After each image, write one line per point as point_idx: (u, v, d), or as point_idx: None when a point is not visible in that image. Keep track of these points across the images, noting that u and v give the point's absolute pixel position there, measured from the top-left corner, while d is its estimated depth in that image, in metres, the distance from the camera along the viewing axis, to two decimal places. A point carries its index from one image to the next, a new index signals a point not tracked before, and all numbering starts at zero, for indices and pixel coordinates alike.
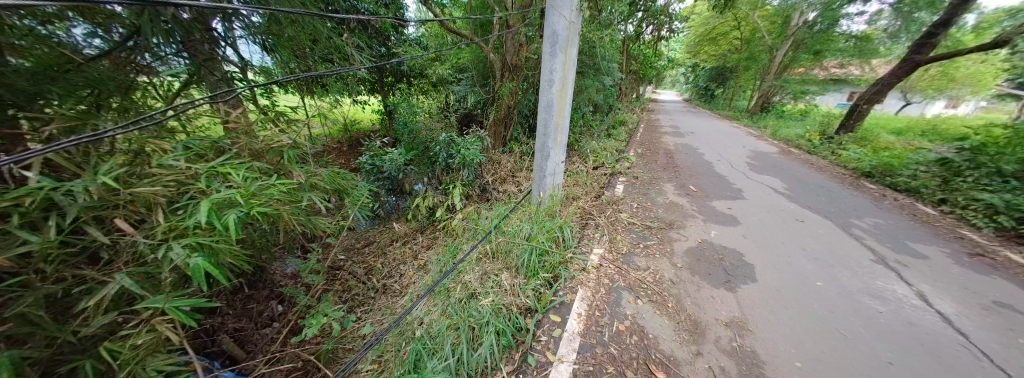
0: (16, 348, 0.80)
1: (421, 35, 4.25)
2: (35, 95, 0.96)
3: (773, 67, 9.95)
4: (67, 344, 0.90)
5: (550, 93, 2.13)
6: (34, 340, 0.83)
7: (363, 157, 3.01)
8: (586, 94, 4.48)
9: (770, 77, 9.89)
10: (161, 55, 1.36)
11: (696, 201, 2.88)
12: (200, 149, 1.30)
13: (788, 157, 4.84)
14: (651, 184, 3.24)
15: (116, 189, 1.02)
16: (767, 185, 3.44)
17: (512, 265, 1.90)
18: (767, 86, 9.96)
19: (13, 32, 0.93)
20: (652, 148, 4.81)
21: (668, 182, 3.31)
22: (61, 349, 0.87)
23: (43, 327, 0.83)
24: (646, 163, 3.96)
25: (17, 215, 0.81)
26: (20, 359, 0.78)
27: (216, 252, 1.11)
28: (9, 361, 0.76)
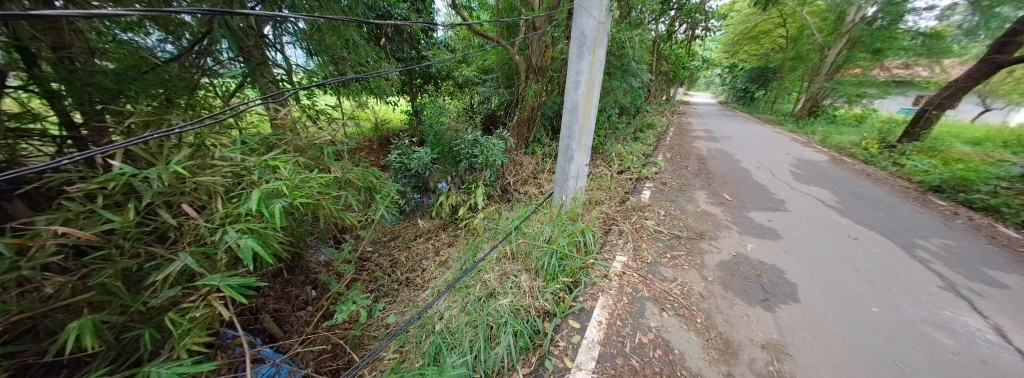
0: (97, 313, 0.92)
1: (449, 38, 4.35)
2: (118, 93, 1.09)
3: (824, 67, 9.08)
4: (138, 313, 1.00)
5: (576, 95, 2.10)
6: (111, 307, 0.94)
7: (392, 156, 3.09)
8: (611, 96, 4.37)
9: (819, 78, 9.13)
10: (221, 60, 1.48)
11: (730, 211, 2.71)
12: (253, 144, 1.42)
13: (838, 166, 4.41)
14: (681, 190, 3.09)
15: (183, 177, 1.14)
16: (812, 196, 3.16)
17: (532, 267, 1.90)
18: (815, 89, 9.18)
19: (97, 38, 1.09)
20: (682, 153, 4.59)
21: (700, 190, 3.14)
22: (133, 316, 0.99)
23: (119, 297, 0.93)
24: (675, 168, 3.79)
25: (101, 197, 0.95)
26: (100, 323, 0.90)
27: (262, 237, 1.19)
28: (91, 324, 0.88)
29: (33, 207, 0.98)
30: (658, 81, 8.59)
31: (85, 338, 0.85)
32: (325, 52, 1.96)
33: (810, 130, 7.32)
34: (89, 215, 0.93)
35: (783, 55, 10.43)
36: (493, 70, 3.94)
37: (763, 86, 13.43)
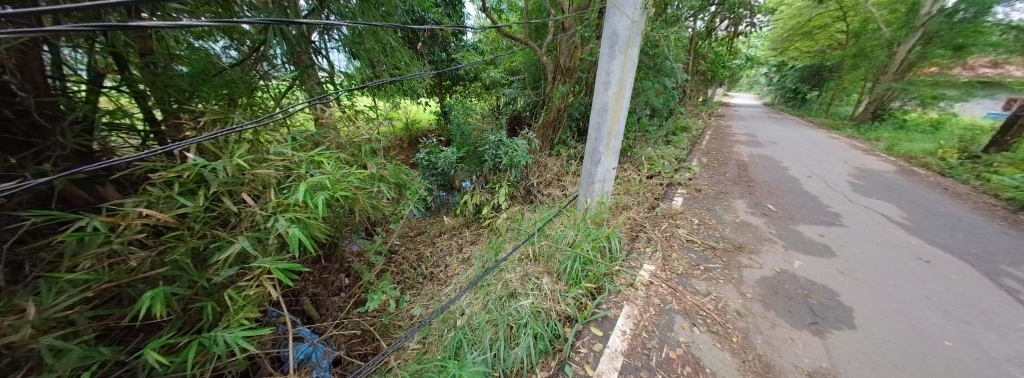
0: (170, 285, 1.10)
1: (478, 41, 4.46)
2: (191, 94, 1.30)
3: (893, 64, 7.82)
4: (202, 288, 1.17)
5: (606, 96, 2.05)
6: (181, 281, 1.11)
7: (421, 154, 3.23)
8: (642, 95, 4.17)
9: (887, 77, 7.90)
10: (275, 64, 1.68)
11: (774, 223, 2.45)
12: (302, 141, 1.58)
13: (910, 177, 3.81)
14: (718, 198, 2.86)
15: (244, 170, 1.31)
16: (876, 210, 2.76)
17: (554, 270, 1.89)
18: (881, 90, 7.93)
19: (178, 45, 1.29)
20: (721, 158, 4.25)
21: (739, 199, 2.89)
22: (199, 291, 1.16)
23: (186, 273, 1.11)
24: (712, 175, 3.51)
25: (178, 184, 1.14)
26: (169, 295, 1.07)
27: (307, 225, 1.33)
28: (162, 296, 1.05)
29: (121, 190, 1.23)
30: (693, 81, 8.03)
31: (156, 307, 1.01)
32: (364, 56, 2.11)
33: (879, 136, 6.41)
34: (167, 198, 1.12)
35: (844, 50, 9.17)
36: (519, 70, 3.95)
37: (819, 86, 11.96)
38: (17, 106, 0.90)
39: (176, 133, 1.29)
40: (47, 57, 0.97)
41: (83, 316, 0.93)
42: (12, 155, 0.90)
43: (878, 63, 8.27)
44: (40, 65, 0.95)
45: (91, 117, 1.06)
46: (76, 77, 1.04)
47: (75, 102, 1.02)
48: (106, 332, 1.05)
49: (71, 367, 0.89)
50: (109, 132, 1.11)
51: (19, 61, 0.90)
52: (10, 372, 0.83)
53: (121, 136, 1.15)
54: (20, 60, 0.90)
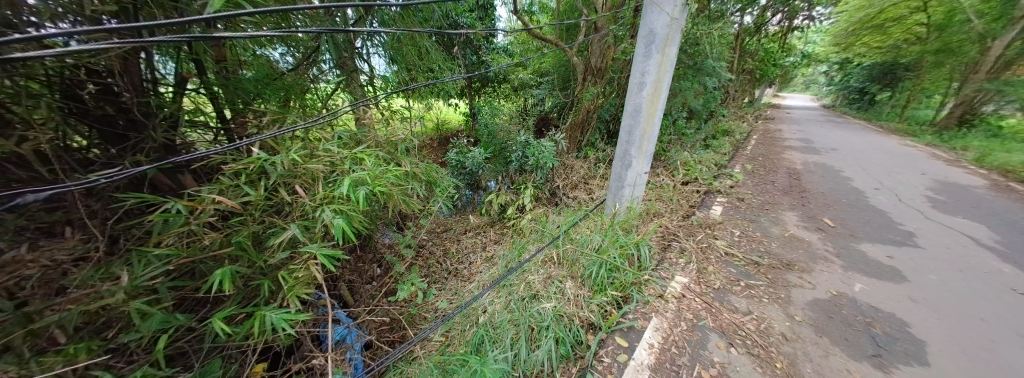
0: (234, 264, 1.26)
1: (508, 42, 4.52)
2: (257, 96, 1.51)
3: (988, 62, 6.46)
4: (259, 268, 1.32)
5: (640, 97, 1.97)
6: (242, 260, 1.28)
7: (450, 153, 3.35)
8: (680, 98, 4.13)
9: (978, 76, 6.57)
10: (324, 68, 1.84)
11: (831, 239, 2.18)
12: (346, 139, 1.73)
13: (1016, 193, 3.19)
14: (764, 209, 2.61)
15: (297, 164, 1.46)
16: (963, 231, 2.35)
17: (577, 274, 1.86)
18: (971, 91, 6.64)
19: (244, 54, 1.46)
20: (770, 164, 3.87)
21: (790, 210, 2.60)
22: (256, 270, 1.31)
23: (246, 253, 1.27)
24: (759, 182, 3.21)
25: (243, 175, 1.32)
26: (234, 272, 1.23)
27: (348, 216, 1.46)
28: (228, 273, 1.20)
29: (198, 179, 1.45)
30: (735, 81, 7.40)
31: (222, 282, 1.17)
32: (401, 60, 2.21)
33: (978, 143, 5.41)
34: (233, 188, 1.31)
35: (924, 45, 7.78)
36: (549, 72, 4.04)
37: (882, 90, 10.33)
38: (119, 103, 1.10)
39: (237, 128, 1.50)
40: (144, 64, 1.16)
41: (164, 286, 1.11)
42: (114, 146, 1.13)
43: (969, 60, 6.85)
44: (137, 69, 1.13)
45: (174, 114, 1.26)
46: (165, 79, 1.22)
47: (162, 100, 1.21)
48: (182, 301, 1.24)
49: (152, 329, 1.06)
50: (188, 128, 1.31)
51: (121, 64, 1.07)
52: (105, 329, 1.04)
53: (198, 133, 1.37)
54: (123, 64, 1.08)
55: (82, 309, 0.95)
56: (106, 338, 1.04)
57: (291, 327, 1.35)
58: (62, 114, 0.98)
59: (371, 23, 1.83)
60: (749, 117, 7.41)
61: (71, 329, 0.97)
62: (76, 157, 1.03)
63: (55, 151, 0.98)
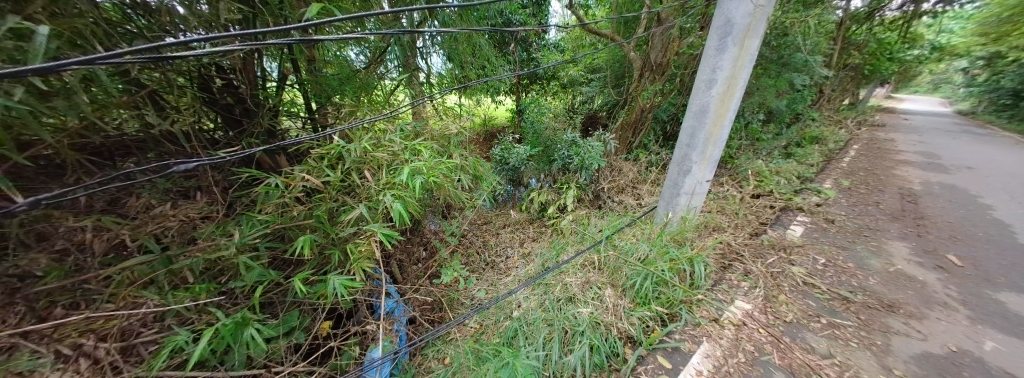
0: (314, 233, 1.49)
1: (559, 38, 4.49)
2: (338, 92, 1.75)
3: None
4: (330, 240, 1.53)
5: (708, 96, 1.75)
6: (319, 231, 1.51)
7: (495, 149, 3.43)
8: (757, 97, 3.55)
9: None
10: (389, 67, 1.97)
11: (957, 283, 1.70)
12: (407, 131, 1.90)
13: None
14: (866, 235, 2.13)
15: (367, 152, 1.65)
16: None
17: (618, 283, 1.77)
18: None
19: (327, 53, 1.66)
20: (882, 181, 3.14)
21: (899, 240, 2.09)
22: (328, 241, 1.53)
23: (322, 225, 1.49)
24: (860, 201, 2.64)
25: (325, 159, 1.56)
26: (313, 240, 1.45)
27: (405, 201, 1.61)
28: (309, 241, 1.43)
29: (291, 160, 1.75)
30: (831, 78, 6.19)
31: (303, 247, 1.39)
32: (457, 58, 2.24)
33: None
34: (317, 169, 1.57)
35: None
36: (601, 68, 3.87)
37: None
38: (237, 94, 1.47)
39: (320, 118, 1.79)
40: (257, 65, 1.48)
41: (262, 245, 1.39)
42: (231, 129, 1.53)
43: None
44: (252, 69, 1.45)
45: (276, 105, 1.60)
46: (270, 76, 1.54)
47: (268, 93, 1.54)
48: (274, 259, 1.53)
49: (252, 280, 1.32)
50: (285, 117, 1.67)
51: (241, 65, 1.40)
52: (220, 276, 1.33)
53: (290, 121, 1.71)
54: (243, 65, 1.41)
55: (204, 257, 1.24)
56: (220, 283, 1.32)
57: (352, 294, 1.53)
58: (200, 101, 1.35)
59: (433, 24, 1.92)
60: (851, 122, 6.10)
61: (198, 271, 1.27)
62: (206, 136, 1.42)
63: (194, 130, 1.36)
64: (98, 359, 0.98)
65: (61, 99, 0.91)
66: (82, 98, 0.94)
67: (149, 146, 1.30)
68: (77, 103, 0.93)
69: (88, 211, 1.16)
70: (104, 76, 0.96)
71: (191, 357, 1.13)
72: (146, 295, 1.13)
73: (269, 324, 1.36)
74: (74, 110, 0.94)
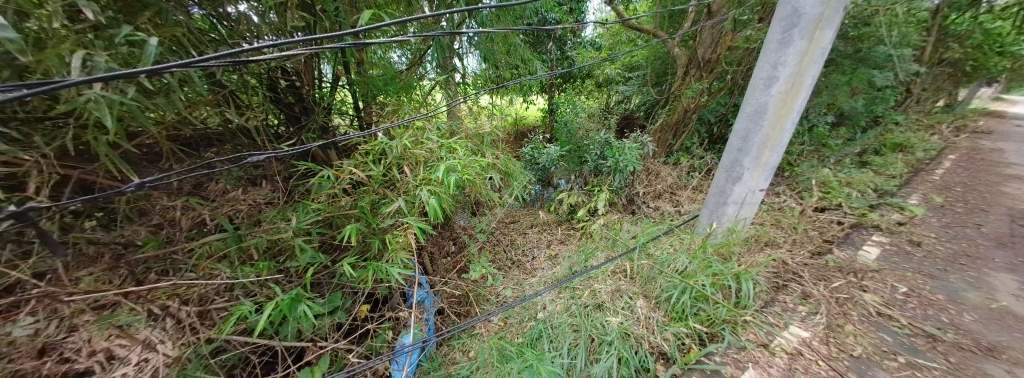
0: (358, 222, 1.62)
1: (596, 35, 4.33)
2: (383, 92, 1.87)
3: None
4: (370, 230, 1.64)
5: (767, 95, 1.57)
6: (361, 220, 1.63)
7: (526, 149, 3.43)
8: (825, 96, 3.27)
9: None
10: (427, 66, 2.02)
11: None
12: (444, 130, 1.98)
13: None
14: (972, 263, 1.76)
15: (408, 149, 1.75)
16: None
17: (652, 295, 1.67)
18: None
19: (374, 56, 1.79)
20: (999, 199, 2.57)
21: (1019, 272, 1.70)
22: (369, 231, 1.64)
23: (364, 216, 1.61)
24: (965, 221, 2.19)
25: (371, 155, 1.68)
26: (360, 228, 1.58)
27: (440, 197, 1.68)
28: (355, 230, 1.55)
29: (340, 155, 1.91)
30: (925, 75, 5.26)
31: (348, 235, 1.51)
32: (492, 58, 2.27)
33: None
34: (364, 163, 1.70)
35: None
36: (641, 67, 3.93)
37: None
38: (298, 94, 1.65)
39: (366, 116, 1.92)
40: (316, 68, 1.64)
41: (314, 230, 1.55)
42: (292, 125, 1.72)
43: None
44: (312, 71, 1.62)
45: (329, 104, 1.76)
46: (325, 78, 1.70)
47: (323, 93, 1.70)
48: (323, 244, 1.68)
49: (305, 262, 1.46)
50: (337, 115, 1.83)
51: (303, 68, 1.56)
52: (278, 255, 1.51)
53: (341, 118, 1.87)
54: (304, 68, 1.58)
55: (267, 237, 1.42)
56: (278, 261, 1.49)
57: (388, 281, 1.63)
58: (268, 100, 1.54)
59: (471, 24, 1.95)
60: (951, 126, 5.12)
61: (262, 249, 1.45)
62: (271, 130, 1.62)
63: (261, 126, 1.56)
64: (179, 320, 1.16)
65: (161, 96, 1.09)
66: (177, 96, 1.13)
67: (227, 138, 1.50)
68: (172, 100, 1.12)
69: (180, 192, 1.40)
70: (196, 78, 1.14)
71: (253, 324, 1.30)
72: (220, 268, 1.31)
73: (317, 302, 1.49)
74: (171, 105, 1.13)
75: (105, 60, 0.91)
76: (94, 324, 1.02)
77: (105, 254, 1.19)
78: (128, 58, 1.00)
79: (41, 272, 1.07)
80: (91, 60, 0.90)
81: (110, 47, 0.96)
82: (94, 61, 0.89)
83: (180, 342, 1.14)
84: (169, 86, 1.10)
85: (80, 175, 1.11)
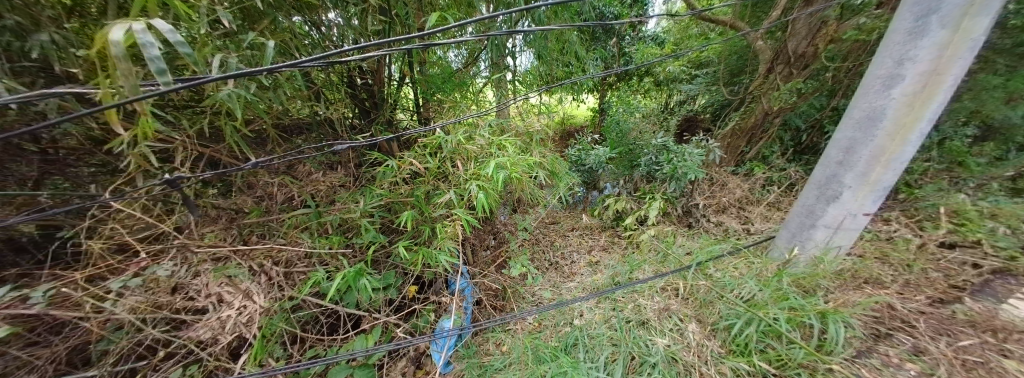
0: (415, 210, 1.76)
1: (660, 30, 4.14)
2: (442, 90, 1.99)
3: None
4: (422, 218, 1.76)
5: (885, 98, 1.25)
6: (415, 208, 1.77)
7: (573, 149, 3.32)
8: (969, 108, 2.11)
9: None
10: (481, 63, 2.08)
11: None
12: (495, 127, 2.02)
13: None
14: None
15: (462, 145, 1.83)
16: None
17: (706, 321, 1.50)
18: None
19: (435, 55, 1.92)
20: None
21: None
22: (420, 218, 1.76)
23: (417, 204, 1.74)
24: None
25: (429, 148, 1.81)
26: (416, 215, 1.72)
27: (487, 193, 1.73)
28: (411, 216, 1.68)
29: (403, 147, 2.10)
30: None
31: (405, 220, 1.65)
32: (545, 56, 2.23)
33: None
34: (422, 156, 1.84)
35: None
36: (713, 62, 3.52)
37: None
38: (370, 91, 1.86)
39: (425, 112, 2.07)
40: (388, 67, 1.82)
41: (377, 212, 1.73)
42: (364, 118, 1.94)
43: None
44: (383, 70, 1.80)
45: (395, 100, 1.94)
46: (393, 76, 1.88)
47: (392, 90, 1.89)
48: (383, 226, 1.86)
49: (368, 240, 1.63)
50: (401, 110, 2.01)
51: (376, 67, 1.76)
52: (347, 231, 1.72)
53: (405, 114, 2.05)
54: (377, 68, 1.77)
55: (340, 215, 1.64)
56: (347, 237, 1.70)
57: (436, 267, 1.73)
58: (347, 96, 1.77)
59: (526, 23, 1.95)
60: None
61: (336, 225, 1.67)
62: (347, 122, 1.86)
63: (340, 118, 1.81)
64: (270, 277, 1.42)
65: (271, 91, 1.34)
66: (282, 91, 1.37)
67: (314, 128, 1.77)
68: (279, 94, 1.37)
69: (277, 171, 1.71)
70: (297, 76, 1.37)
71: (325, 290, 1.48)
72: (303, 238, 1.56)
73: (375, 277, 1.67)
74: (277, 99, 1.38)
75: (235, 61, 1.16)
76: (213, 273, 1.32)
77: (221, 217, 1.52)
78: (251, 59, 1.26)
79: (179, 226, 1.42)
80: (228, 62, 1.15)
81: (239, 50, 1.21)
82: (230, 62, 1.13)
83: (270, 296, 1.39)
84: (277, 83, 1.35)
85: (211, 153, 1.43)
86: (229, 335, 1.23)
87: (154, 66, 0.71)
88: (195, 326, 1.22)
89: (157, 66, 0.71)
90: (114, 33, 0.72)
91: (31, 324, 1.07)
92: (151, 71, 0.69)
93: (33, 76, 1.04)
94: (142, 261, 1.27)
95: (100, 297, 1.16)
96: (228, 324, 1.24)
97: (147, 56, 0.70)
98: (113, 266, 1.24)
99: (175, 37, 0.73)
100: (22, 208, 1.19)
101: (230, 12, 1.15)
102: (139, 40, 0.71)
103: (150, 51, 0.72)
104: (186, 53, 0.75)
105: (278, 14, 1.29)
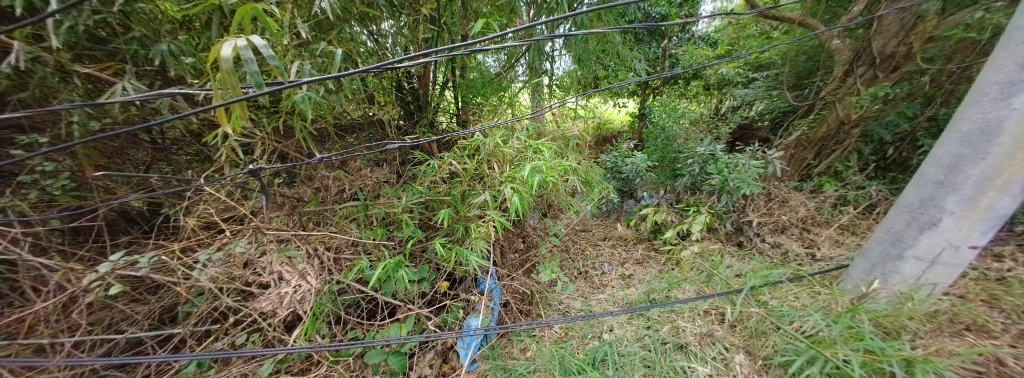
0: (452, 209, 1.81)
1: (712, 30, 3.87)
2: (482, 94, 2.04)
3: None
4: (456, 217, 1.80)
5: (1004, 108, 1.03)
6: (451, 206, 1.81)
7: (609, 156, 3.20)
8: None
9: None
10: (520, 67, 2.10)
11: None
12: (531, 130, 2.01)
13: None
14: None
15: (500, 147, 1.84)
16: None
17: (755, 353, 1.35)
18: None
19: (477, 60, 1.97)
20: None
21: None
22: (456, 217, 1.80)
23: (453, 204, 1.79)
24: None
25: (467, 151, 1.86)
26: (452, 214, 1.77)
27: (522, 195, 1.72)
28: (449, 214, 1.73)
29: (443, 148, 2.18)
30: None
31: (443, 218, 1.70)
32: (585, 60, 2.18)
33: None
34: (460, 157, 1.89)
35: None
36: (775, 65, 3.19)
37: None
38: (416, 94, 1.95)
39: (464, 115, 2.13)
40: (434, 72, 1.91)
41: (417, 208, 1.81)
42: (408, 120, 2.05)
43: None
44: (429, 75, 1.89)
45: (438, 103, 2.02)
46: (438, 81, 1.96)
47: (436, 94, 1.97)
48: (420, 223, 1.94)
49: (408, 235, 1.71)
50: (442, 113, 2.09)
51: (423, 72, 1.85)
52: (389, 225, 1.81)
53: (446, 117, 2.13)
54: (424, 72, 1.86)
55: (384, 209, 1.74)
56: (388, 230, 1.79)
57: (467, 265, 1.75)
58: (395, 99, 1.89)
59: (567, 27, 1.94)
60: None
61: (379, 219, 1.77)
62: (394, 123, 1.98)
63: (389, 119, 1.93)
64: (322, 261, 1.55)
65: (336, 94, 1.47)
66: (344, 94, 1.50)
67: (366, 127, 1.91)
68: (341, 97, 1.50)
69: (332, 166, 1.87)
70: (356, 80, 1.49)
71: (367, 278, 1.57)
72: (350, 228, 1.68)
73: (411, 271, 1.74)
74: (340, 100, 1.50)
75: (307, 67, 1.29)
76: (276, 254, 1.47)
77: (286, 203, 1.72)
78: (321, 66, 1.40)
79: (254, 210, 1.60)
80: (302, 68, 1.29)
81: (312, 57, 1.36)
82: (303, 69, 1.27)
83: (321, 278, 1.51)
84: (341, 87, 1.48)
85: (282, 147, 1.60)
86: (285, 309, 1.37)
87: (255, 79, 0.78)
88: (259, 299, 1.37)
89: (256, 79, 0.78)
90: (226, 50, 0.79)
91: (135, 284, 1.29)
92: (252, 84, 0.77)
93: (151, 78, 1.25)
94: (224, 238, 1.45)
95: (189, 266, 1.35)
96: (286, 299, 1.38)
97: (250, 71, 0.77)
98: (200, 240, 1.44)
99: (268, 52, 0.79)
100: (136, 187, 1.45)
101: (307, 24, 1.30)
102: (243, 57, 0.77)
103: (251, 66, 0.78)
104: (277, 67, 0.80)
105: (346, 25, 1.42)
